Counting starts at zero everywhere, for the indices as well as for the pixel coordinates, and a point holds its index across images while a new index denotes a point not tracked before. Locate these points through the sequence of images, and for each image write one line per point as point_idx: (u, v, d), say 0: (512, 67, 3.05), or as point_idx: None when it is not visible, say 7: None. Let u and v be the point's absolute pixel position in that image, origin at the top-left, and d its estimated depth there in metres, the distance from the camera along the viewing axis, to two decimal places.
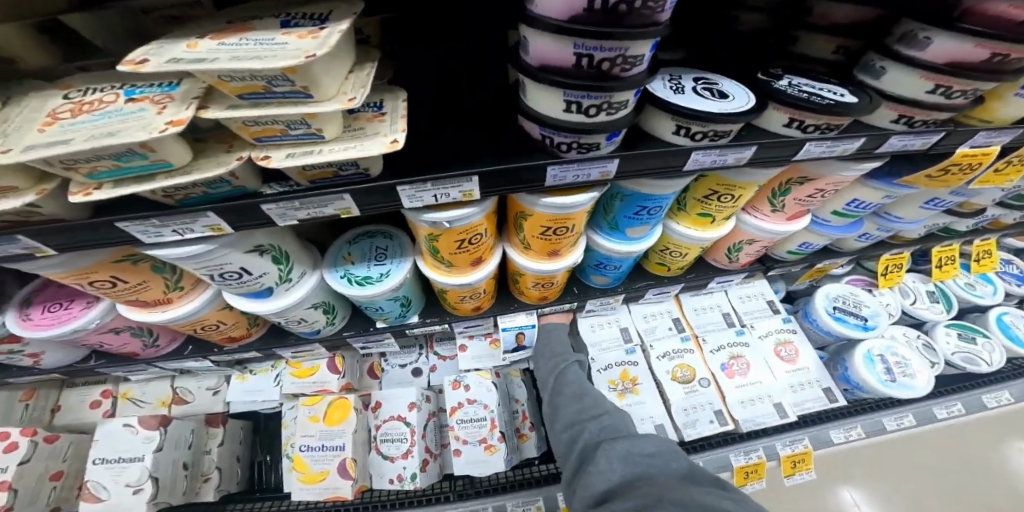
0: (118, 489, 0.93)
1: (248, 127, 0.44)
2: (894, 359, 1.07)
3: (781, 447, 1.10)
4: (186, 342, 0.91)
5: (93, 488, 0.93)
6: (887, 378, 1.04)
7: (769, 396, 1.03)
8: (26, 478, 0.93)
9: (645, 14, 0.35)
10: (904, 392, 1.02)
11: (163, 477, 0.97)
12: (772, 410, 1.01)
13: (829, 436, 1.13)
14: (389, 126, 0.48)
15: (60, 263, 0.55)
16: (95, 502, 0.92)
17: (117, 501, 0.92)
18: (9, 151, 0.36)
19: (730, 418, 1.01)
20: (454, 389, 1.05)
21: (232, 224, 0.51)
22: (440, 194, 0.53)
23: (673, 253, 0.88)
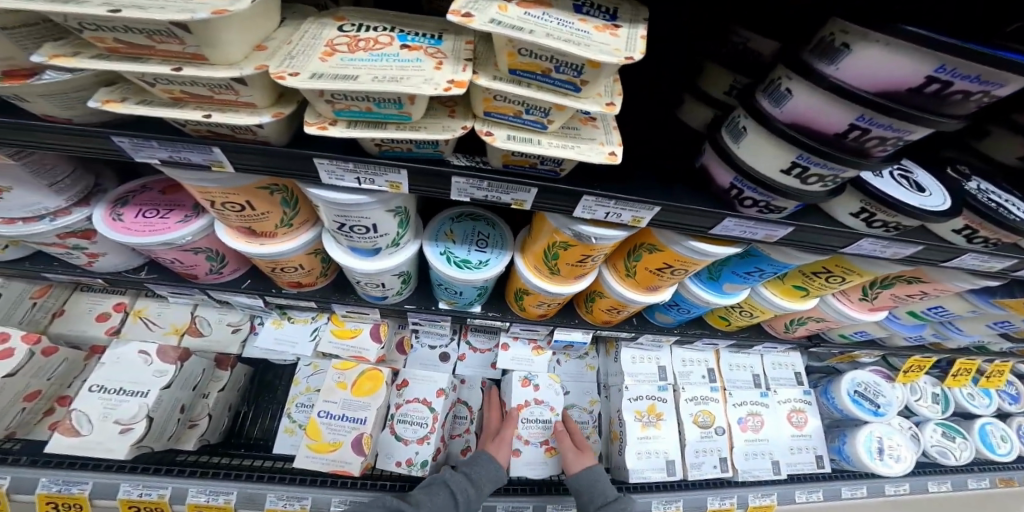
0: (103, 425, 0.79)
1: (491, 101, 0.43)
2: (890, 443, 1.15)
3: (751, 498, 1.09)
4: (244, 275, 0.84)
5: (75, 420, 0.79)
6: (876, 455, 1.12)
7: (770, 452, 1.09)
8: (4, 393, 0.79)
9: (966, 106, 0.36)
10: (882, 469, 1.11)
11: (158, 418, 0.83)
12: (769, 466, 1.08)
13: (794, 496, 1.12)
14: (604, 135, 0.48)
15: (221, 181, 0.52)
16: (73, 436, 0.78)
17: (98, 439, 0.78)
18: (298, 73, 0.36)
19: (731, 466, 1.07)
20: (523, 386, 1.08)
21: (411, 185, 0.50)
22: (614, 213, 0.53)
23: (742, 312, 0.91)
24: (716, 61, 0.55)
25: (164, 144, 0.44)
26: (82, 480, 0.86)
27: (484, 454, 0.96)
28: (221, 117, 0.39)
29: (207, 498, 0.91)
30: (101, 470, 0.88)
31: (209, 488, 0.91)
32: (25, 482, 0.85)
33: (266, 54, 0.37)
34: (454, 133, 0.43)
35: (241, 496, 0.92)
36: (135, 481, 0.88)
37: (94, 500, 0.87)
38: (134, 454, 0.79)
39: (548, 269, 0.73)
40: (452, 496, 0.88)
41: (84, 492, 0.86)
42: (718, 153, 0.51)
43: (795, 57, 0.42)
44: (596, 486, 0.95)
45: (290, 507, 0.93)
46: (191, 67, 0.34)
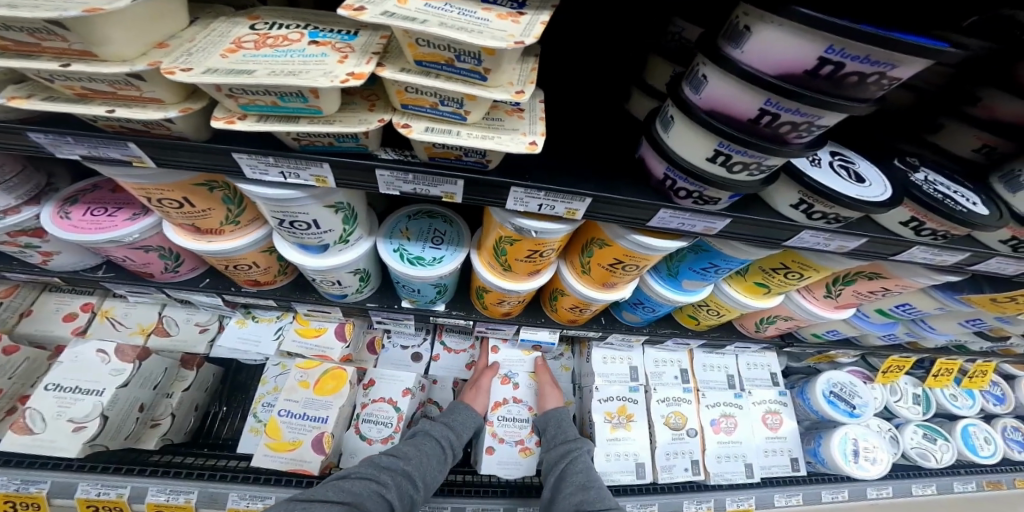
0: (56, 424, 0.79)
1: (404, 93, 0.43)
2: (865, 445, 1.13)
3: (729, 502, 1.07)
4: (203, 274, 0.84)
5: (28, 418, 0.79)
6: (851, 458, 1.11)
7: (744, 456, 1.08)
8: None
9: (868, 89, 0.35)
10: (857, 472, 1.10)
11: (113, 417, 0.84)
12: (742, 470, 1.06)
13: (773, 500, 1.09)
14: (528, 126, 0.47)
15: (148, 178, 0.52)
16: (25, 434, 0.79)
17: (51, 438, 0.78)
18: (191, 69, 0.35)
19: (704, 469, 1.05)
20: (504, 384, 1.10)
21: (338, 179, 0.50)
22: (547, 205, 0.52)
23: (709, 311, 0.90)
24: (656, 52, 0.55)
25: (80, 139, 0.43)
26: (40, 479, 0.88)
27: (462, 405, 1.03)
28: (123, 113, 0.38)
29: (167, 496, 0.91)
30: (59, 469, 0.90)
31: (169, 487, 0.92)
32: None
33: (164, 51, 0.37)
34: (371, 126, 0.43)
35: (202, 495, 0.93)
36: (94, 480, 0.90)
37: (52, 499, 0.88)
38: (86, 452, 0.79)
39: (502, 266, 0.73)
40: (440, 448, 0.93)
41: (42, 491, 0.88)
42: (651, 144, 0.50)
43: (708, 42, 0.41)
44: (561, 428, 0.99)
45: (252, 507, 0.93)
46: (80, 63, 0.34)
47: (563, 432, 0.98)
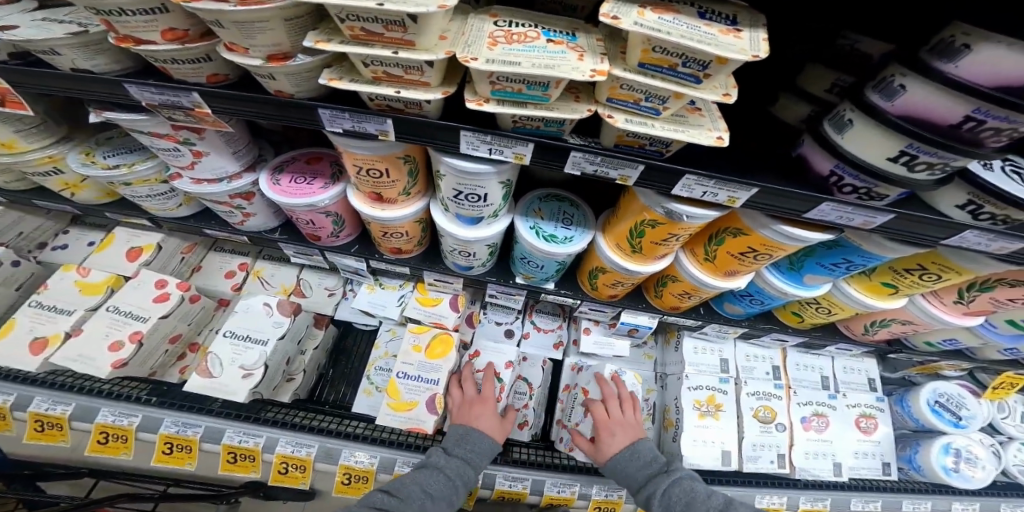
0: (230, 370, 0.90)
1: (616, 89, 0.51)
2: (968, 455, 1.10)
3: (803, 500, 1.09)
4: (353, 241, 0.99)
5: (210, 362, 0.91)
6: (953, 467, 1.08)
7: (833, 455, 1.08)
8: (155, 335, 0.92)
9: None
10: (959, 483, 1.08)
11: (271, 366, 0.95)
12: (830, 468, 1.07)
13: (850, 504, 1.10)
14: (710, 122, 0.54)
15: (378, 150, 0.65)
16: (206, 376, 0.89)
17: (225, 382, 0.89)
18: (477, 58, 0.46)
19: (789, 463, 1.07)
20: (572, 370, 1.22)
21: (533, 158, 0.59)
22: (712, 192, 0.59)
23: (819, 308, 0.93)
24: (821, 61, 0.59)
25: (353, 116, 0.55)
26: (196, 424, 0.98)
27: (461, 428, 0.97)
28: (406, 93, 0.50)
29: (292, 448, 1.00)
30: (210, 416, 0.99)
31: (296, 440, 1.01)
32: (152, 421, 0.96)
33: (449, 43, 0.48)
34: (580, 115, 0.52)
35: (320, 450, 1.01)
36: (238, 428, 0.99)
37: (203, 444, 0.97)
38: (250, 397, 0.90)
39: (631, 247, 0.80)
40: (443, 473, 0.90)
41: (196, 435, 0.97)
42: (820, 143, 0.55)
43: (912, 55, 0.45)
44: (636, 457, 0.98)
45: (361, 464, 1.01)
46: (405, 50, 0.45)
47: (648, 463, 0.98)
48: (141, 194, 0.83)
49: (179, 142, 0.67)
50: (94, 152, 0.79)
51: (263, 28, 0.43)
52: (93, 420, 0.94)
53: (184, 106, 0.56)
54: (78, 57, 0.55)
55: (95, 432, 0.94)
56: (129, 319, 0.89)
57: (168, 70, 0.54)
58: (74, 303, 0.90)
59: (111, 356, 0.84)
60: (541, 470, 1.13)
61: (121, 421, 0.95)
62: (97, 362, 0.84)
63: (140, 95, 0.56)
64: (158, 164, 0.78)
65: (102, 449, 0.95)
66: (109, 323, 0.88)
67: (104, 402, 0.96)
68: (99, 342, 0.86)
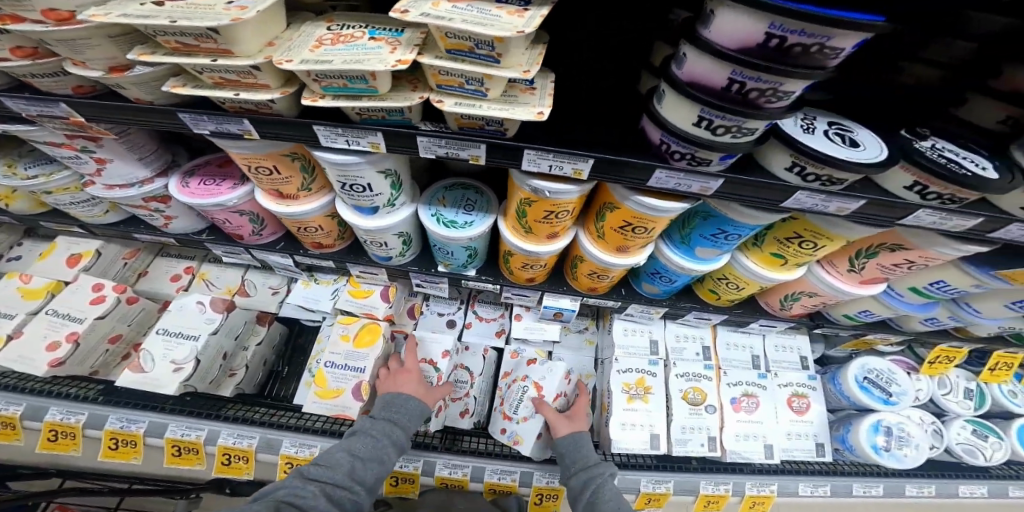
0: (162, 364, 0.93)
1: (438, 76, 0.54)
2: (899, 433, 1.02)
3: (749, 486, 1.04)
4: (280, 239, 1.04)
5: (141, 358, 0.94)
6: (884, 447, 1.00)
7: (764, 437, 1.00)
8: (92, 336, 0.96)
9: (815, 57, 0.41)
10: (890, 463, 1.00)
11: (205, 360, 0.98)
12: (761, 451, 0.99)
13: (797, 489, 1.04)
14: (539, 100, 0.56)
15: (252, 148, 0.70)
16: (138, 371, 0.93)
17: (155, 377, 0.92)
18: (291, 60, 0.49)
19: (720, 446, 0.99)
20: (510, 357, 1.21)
21: (387, 145, 0.62)
22: (556, 165, 0.61)
23: (728, 284, 0.95)
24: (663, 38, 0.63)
25: (212, 118, 0.60)
26: (140, 419, 1.00)
27: (389, 395, 0.97)
28: (245, 96, 0.54)
29: (234, 440, 1.02)
30: (154, 411, 1.02)
31: (237, 431, 1.03)
32: (98, 419, 0.99)
33: (274, 48, 0.51)
34: (412, 102, 0.55)
35: (262, 440, 1.03)
36: (182, 422, 1.02)
37: (147, 438, 1.00)
38: (181, 390, 0.93)
39: (523, 228, 0.82)
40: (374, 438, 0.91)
41: (140, 429, 1.00)
42: (649, 115, 0.60)
43: (689, 28, 0.49)
44: (581, 452, 0.98)
45: (301, 453, 1.03)
46: (224, 59, 0.49)
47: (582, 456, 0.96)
48: (65, 201, 0.90)
49: (78, 150, 0.74)
50: (16, 163, 0.86)
51: (87, 45, 0.49)
52: (42, 419, 0.98)
53: (58, 115, 0.62)
54: None
55: (44, 430, 0.99)
56: (67, 321, 0.93)
57: (34, 83, 0.59)
58: (16, 307, 0.95)
59: (48, 355, 0.89)
60: (481, 458, 1.14)
61: (69, 418, 0.99)
62: (35, 362, 0.88)
63: (17, 107, 0.62)
64: (73, 173, 0.84)
65: (54, 446, 1.00)
66: (47, 325, 0.92)
67: (52, 401, 1.00)
68: (37, 343, 0.90)
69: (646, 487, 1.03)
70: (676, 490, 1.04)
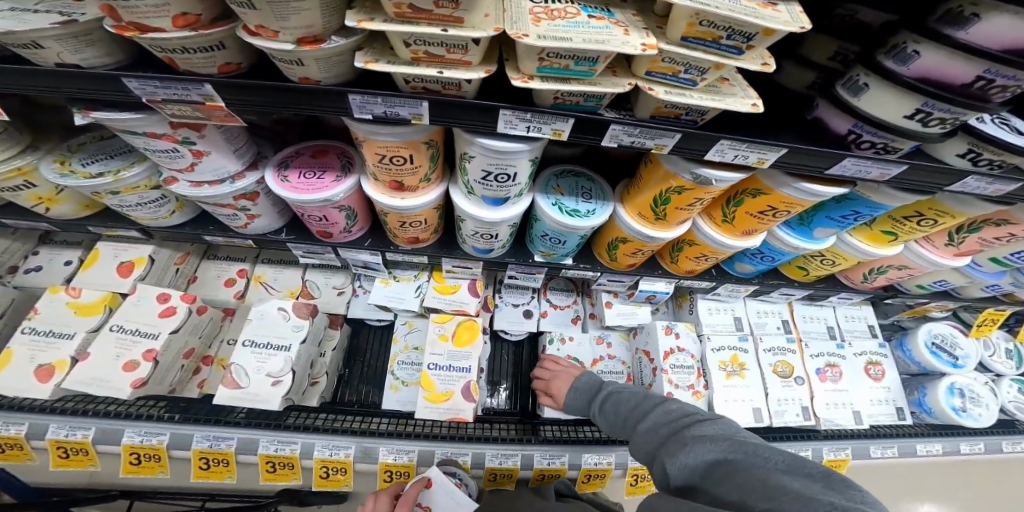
0: (259, 378, 0.87)
1: (657, 63, 0.50)
2: (970, 395, 1.24)
3: (826, 451, 1.19)
4: (364, 235, 0.96)
5: (234, 372, 0.87)
6: (960, 408, 1.22)
7: (850, 404, 1.15)
8: (169, 353, 0.88)
9: None
10: (969, 422, 1.21)
11: (297, 371, 0.93)
12: (851, 416, 1.14)
13: (869, 451, 1.22)
14: (741, 91, 0.54)
15: (407, 134, 0.62)
16: (234, 388, 0.86)
17: (256, 392, 0.86)
18: (527, 35, 0.44)
19: (813, 415, 1.13)
20: (598, 344, 1.25)
21: (571, 132, 0.58)
22: (742, 155, 0.60)
23: (824, 260, 0.99)
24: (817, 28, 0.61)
25: (386, 100, 0.52)
26: (229, 436, 0.95)
27: None
28: (449, 74, 0.48)
29: (330, 452, 0.99)
30: (240, 427, 0.96)
31: (332, 443, 1.00)
32: (183, 438, 0.93)
33: (495, 20, 0.45)
34: (621, 88, 0.51)
35: (358, 450, 1.01)
36: (272, 437, 0.97)
37: (239, 455, 0.95)
38: (283, 404, 0.88)
39: (655, 216, 0.81)
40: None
41: (230, 447, 0.94)
42: (835, 106, 0.59)
43: (921, 24, 0.48)
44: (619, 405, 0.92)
45: (401, 460, 1.02)
46: (453, 28, 0.43)
47: (619, 405, 0.90)
48: (131, 203, 0.77)
49: (178, 142, 0.62)
50: (70, 159, 0.72)
51: (299, 9, 0.40)
52: (120, 442, 0.91)
53: (193, 100, 0.52)
54: (64, 50, 0.49)
55: (125, 454, 0.91)
56: (137, 337, 0.84)
57: (173, 60, 0.49)
58: (72, 326, 0.84)
59: (128, 376, 0.80)
60: (577, 445, 1.11)
61: (149, 440, 0.92)
62: (113, 384, 0.79)
63: (140, 90, 0.51)
64: (147, 169, 0.72)
65: (137, 469, 0.93)
66: (116, 343, 0.83)
67: (125, 423, 0.92)
68: (110, 364, 0.81)
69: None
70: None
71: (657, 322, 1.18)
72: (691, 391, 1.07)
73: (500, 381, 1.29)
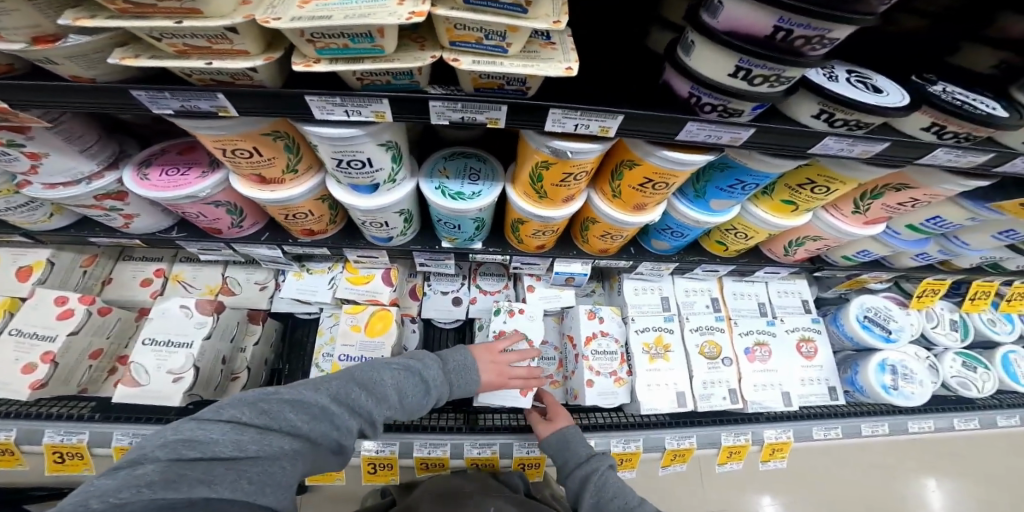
0: (159, 375, 0.94)
1: (453, 31, 0.47)
2: (902, 372, 1.28)
3: (769, 436, 1.22)
4: (262, 229, 0.97)
5: (133, 371, 0.93)
6: (890, 386, 1.26)
7: (780, 385, 1.18)
8: (70, 353, 0.92)
9: (870, 4, 0.38)
10: (898, 400, 1.24)
11: (203, 367, 0.99)
12: (779, 397, 1.17)
13: (811, 432, 1.25)
14: (562, 55, 0.50)
15: (229, 128, 0.60)
16: (134, 386, 0.92)
17: (155, 388, 0.93)
18: (278, 19, 0.41)
19: (741, 398, 1.16)
20: None
21: (394, 114, 0.55)
22: (582, 124, 0.56)
23: (737, 234, 0.96)
24: None
25: (176, 94, 0.50)
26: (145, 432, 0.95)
27: (465, 357, 0.93)
28: (218, 65, 0.45)
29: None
30: (162, 423, 0.97)
31: None
32: (103, 437, 0.94)
33: (251, 6, 0.42)
34: (423, 63, 0.48)
35: None
36: None
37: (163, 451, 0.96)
38: (186, 399, 0.94)
39: (538, 194, 0.79)
40: (418, 377, 0.82)
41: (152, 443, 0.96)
42: (674, 69, 0.54)
43: None
44: (572, 449, 1.00)
45: None
46: (190, 20, 0.40)
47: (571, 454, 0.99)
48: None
49: (4, 145, 0.60)
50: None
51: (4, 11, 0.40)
52: (40, 442, 0.93)
53: None
54: None
55: (47, 454, 0.93)
56: (34, 340, 0.88)
57: None
58: None
59: (27, 378, 0.85)
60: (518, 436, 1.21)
61: (70, 438, 0.94)
62: (13, 386, 0.84)
63: None
64: (1, 174, 0.70)
65: (62, 467, 0.97)
66: (14, 347, 0.88)
67: (45, 423, 0.94)
68: (9, 367, 0.86)
69: (672, 443, 1.14)
70: (700, 442, 1.16)
71: (582, 305, 1.21)
72: (613, 378, 1.12)
73: None
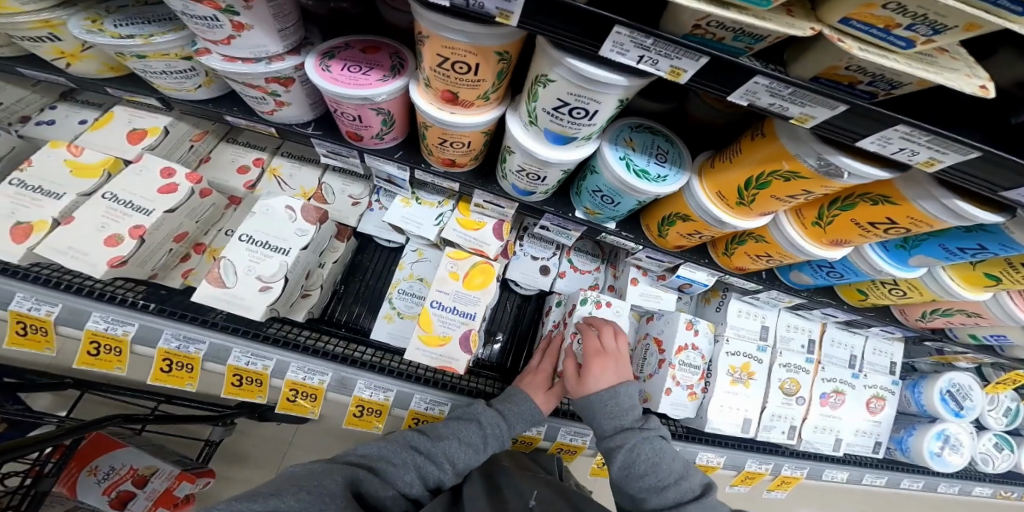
0: (247, 279, 0.86)
1: (871, 8, 0.34)
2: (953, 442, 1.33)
3: (784, 468, 1.22)
4: (397, 147, 0.89)
5: (222, 270, 0.86)
6: (938, 453, 1.30)
7: (836, 430, 1.19)
8: (159, 232, 0.81)
9: None
10: (938, 465, 1.29)
11: (291, 279, 0.91)
12: (831, 442, 1.18)
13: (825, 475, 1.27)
14: (968, 67, 0.39)
15: (475, 36, 0.52)
16: (218, 286, 0.85)
17: (241, 293, 0.85)
18: None
19: (797, 435, 1.16)
20: None
21: (695, 76, 0.46)
22: (909, 150, 0.45)
23: (893, 290, 0.90)
24: None
25: None
26: (198, 340, 0.91)
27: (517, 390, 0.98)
28: None
29: (304, 376, 0.97)
30: (213, 332, 0.93)
31: (307, 367, 0.97)
32: (150, 333, 0.89)
33: None
34: (800, 34, 0.37)
35: (334, 379, 0.98)
36: (244, 348, 0.94)
37: (206, 362, 0.92)
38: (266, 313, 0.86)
39: (740, 199, 0.70)
40: (479, 433, 0.89)
41: (199, 353, 0.91)
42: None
43: None
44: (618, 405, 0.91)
45: (375, 398, 1.01)
46: None
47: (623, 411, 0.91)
48: (155, 69, 0.69)
49: (220, 10, 0.53)
50: (102, 18, 0.66)
51: None
52: (82, 326, 0.85)
53: None
54: None
55: (84, 342, 0.86)
56: (128, 210, 0.78)
57: None
58: (66, 185, 0.79)
59: (109, 251, 0.74)
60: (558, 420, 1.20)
61: (114, 330, 0.87)
62: (91, 258, 0.73)
63: None
64: (181, 37, 0.64)
65: (94, 361, 0.89)
66: (105, 213, 0.77)
67: (93, 306, 0.86)
68: (94, 235, 0.75)
69: (702, 460, 1.12)
70: (726, 464, 1.15)
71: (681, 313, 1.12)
72: (687, 391, 1.07)
73: (495, 330, 1.29)
